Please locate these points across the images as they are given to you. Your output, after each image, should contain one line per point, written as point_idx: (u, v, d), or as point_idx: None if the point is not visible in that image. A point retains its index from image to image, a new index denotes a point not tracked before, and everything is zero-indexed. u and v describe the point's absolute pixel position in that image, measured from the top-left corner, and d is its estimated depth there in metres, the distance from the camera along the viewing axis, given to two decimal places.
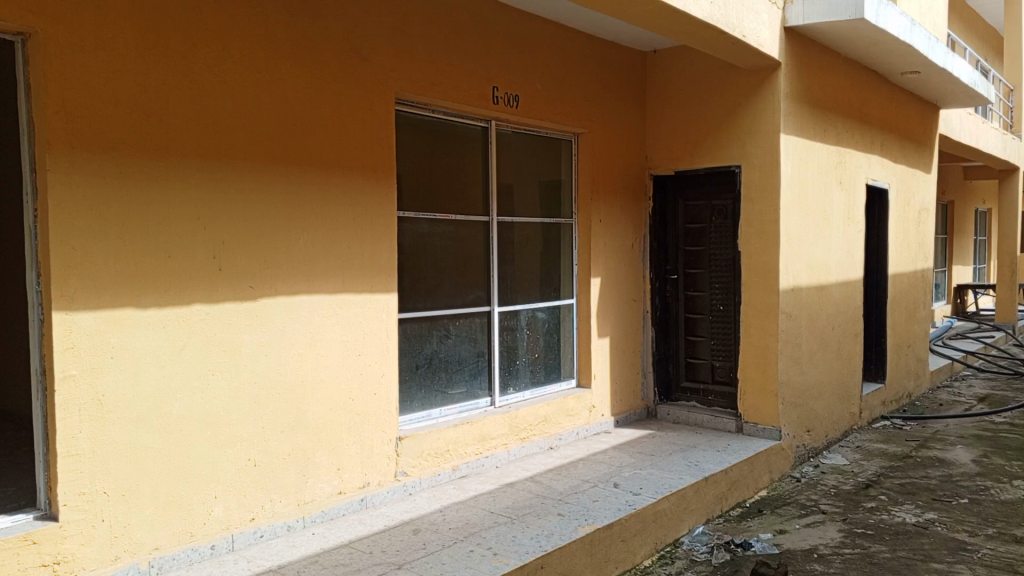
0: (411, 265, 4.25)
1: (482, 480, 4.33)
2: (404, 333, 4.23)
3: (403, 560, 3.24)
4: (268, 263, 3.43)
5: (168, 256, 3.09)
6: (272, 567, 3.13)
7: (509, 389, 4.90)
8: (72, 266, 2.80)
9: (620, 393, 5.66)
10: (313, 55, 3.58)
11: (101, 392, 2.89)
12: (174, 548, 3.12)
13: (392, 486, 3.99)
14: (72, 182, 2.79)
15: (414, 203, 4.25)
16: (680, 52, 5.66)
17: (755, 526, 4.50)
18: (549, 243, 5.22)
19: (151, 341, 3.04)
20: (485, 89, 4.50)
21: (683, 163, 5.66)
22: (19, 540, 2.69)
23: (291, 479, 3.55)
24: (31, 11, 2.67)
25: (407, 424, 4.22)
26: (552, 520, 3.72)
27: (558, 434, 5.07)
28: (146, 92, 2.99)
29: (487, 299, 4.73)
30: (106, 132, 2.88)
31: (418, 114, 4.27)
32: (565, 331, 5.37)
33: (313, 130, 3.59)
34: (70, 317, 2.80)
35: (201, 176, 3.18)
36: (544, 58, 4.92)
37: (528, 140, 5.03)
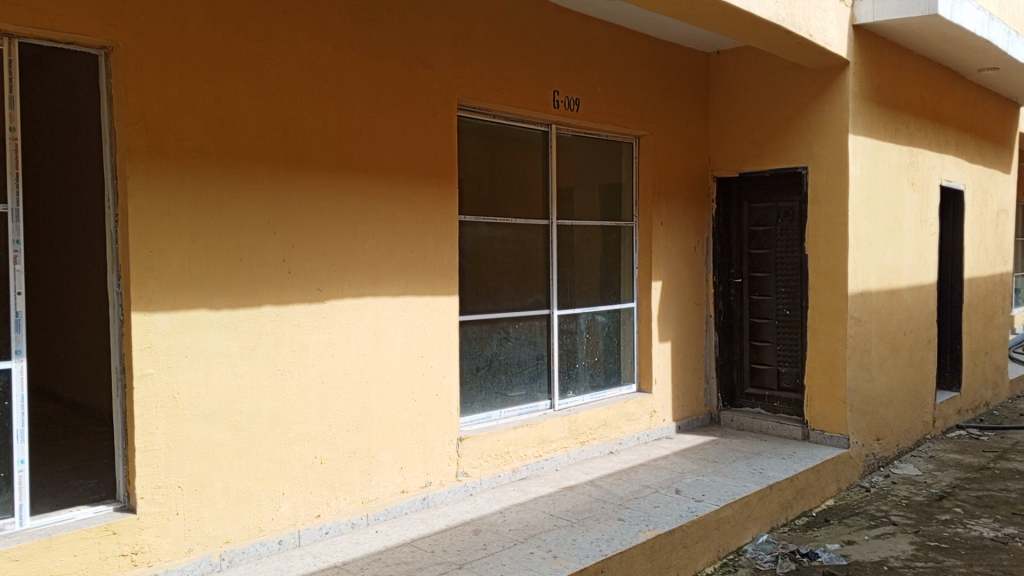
0: (471, 268, 4.30)
1: (541, 483, 4.35)
2: (465, 334, 4.29)
3: (463, 560, 3.28)
4: (334, 267, 3.53)
5: (240, 261, 3.21)
6: (337, 564, 3.22)
7: (568, 393, 4.91)
8: (150, 270, 2.95)
9: (682, 398, 5.60)
10: (378, 63, 3.66)
11: (176, 389, 3.02)
12: (244, 541, 3.24)
13: (453, 486, 4.04)
14: (150, 190, 2.93)
15: (475, 208, 4.30)
16: (745, 52, 5.56)
17: (822, 535, 4.39)
18: (609, 246, 5.21)
19: (223, 342, 3.16)
20: (545, 94, 4.53)
21: (749, 164, 5.56)
22: (100, 530, 2.84)
23: (355, 477, 3.64)
24: (113, 27, 2.82)
25: (468, 425, 4.27)
26: (612, 524, 3.72)
27: (618, 438, 5.04)
28: (219, 101, 3.12)
29: (547, 302, 4.75)
30: (182, 140, 3.02)
31: (479, 119, 4.32)
32: (626, 335, 5.34)
33: (378, 137, 3.67)
34: (148, 318, 2.94)
35: (270, 183, 3.29)
36: (605, 62, 4.91)
37: (588, 144, 5.03)
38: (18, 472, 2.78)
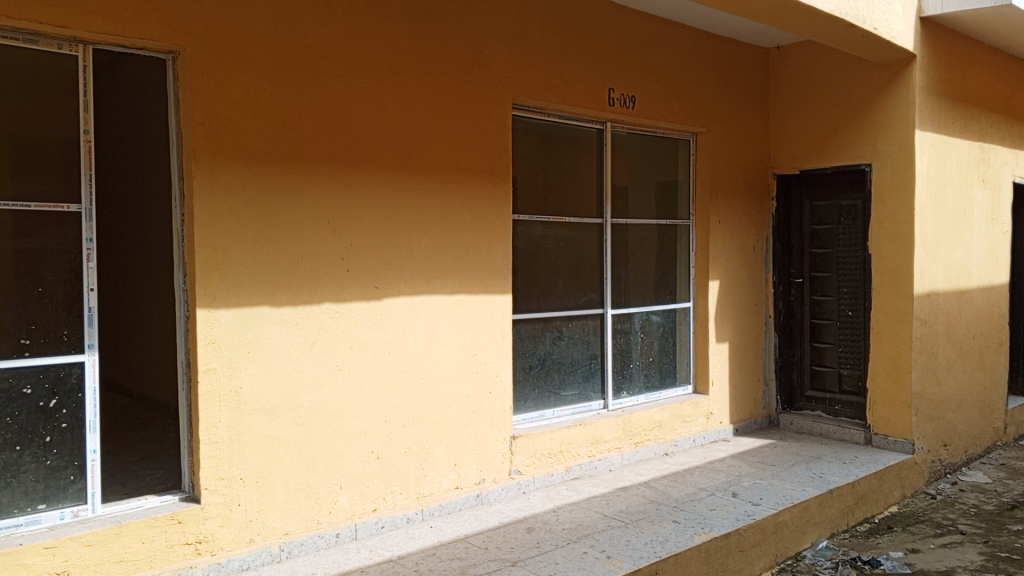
0: (525, 267, 4.31)
1: (595, 483, 4.33)
2: (519, 333, 4.30)
3: (517, 558, 3.30)
4: (391, 265, 3.58)
5: (300, 259, 3.28)
6: (393, 557, 3.27)
7: (622, 393, 4.88)
8: (214, 268, 3.04)
9: (740, 401, 5.51)
10: (434, 64, 3.70)
11: (239, 384, 3.11)
12: (302, 534, 3.31)
13: (507, 483, 4.06)
14: (215, 190, 3.02)
15: (529, 207, 4.31)
16: (807, 46, 5.43)
17: (885, 543, 4.26)
18: (665, 245, 5.16)
19: (283, 338, 3.24)
20: (601, 92, 4.50)
21: (810, 161, 5.43)
22: (167, 519, 2.94)
23: (411, 473, 3.68)
24: (180, 32, 2.92)
25: (521, 424, 4.28)
26: (667, 526, 3.68)
27: (674, 440, 4.98)
28: (279, 103, 3.19)
29: (601, 302, 4.73)
30: (245, 141, 3.10)
31: (534, 118, 4.32)
32: (681, 335, 5.28)
33: (434, 137, 3.71)
34: (212, 314, 3.04)
35: (330, 182, 3.35)
36: (661, 59, 4.86)
37: (644, 142, 5.00)
38: (91, 462, 2.90)
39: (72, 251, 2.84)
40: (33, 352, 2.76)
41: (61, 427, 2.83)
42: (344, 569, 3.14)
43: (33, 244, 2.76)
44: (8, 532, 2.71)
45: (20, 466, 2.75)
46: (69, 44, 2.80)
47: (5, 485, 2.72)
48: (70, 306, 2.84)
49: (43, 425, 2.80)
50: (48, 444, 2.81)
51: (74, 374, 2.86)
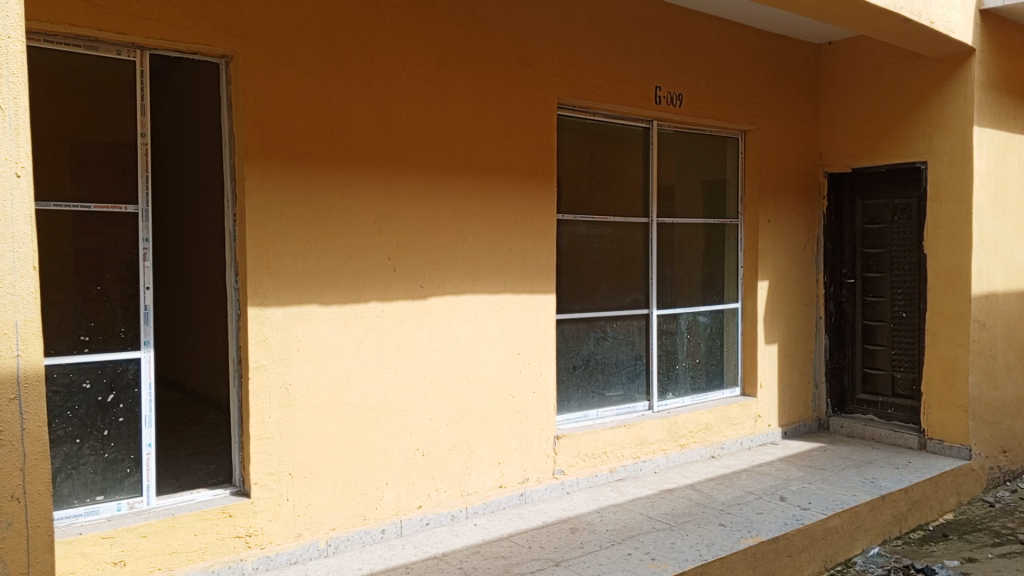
0: (569, 267, 4.31)
1: (639, 484, 4.30)
2: (562, 333, 4.30)
3: (560, 558, 3.29)
4: (437, 265, 3.61)
5: (348, 258, 3.33)
6: (437, 554, 3.29)
7: (668, 395, 4.84)
8: (265, 267, 3.10)
9: (789, 403, 5.41)
10: (480, 65, 3.71)
11: (288, 380, 3.17)
12: (349, 529, 3.36)
13: (551, 483, 4.06)
14: (266, 191, 3.09)
15: (573, 206, 4.31)
16: (859, 41, 5.31)
17: (940, 551, 4.15)
18: (712, 245, 5.10)
19: (331, 337, 3.29)
20: (647, 90, 4.47)
21: (862, 159, 5.31)
22: (218, 512, 3.02)
23: (455, 470, 3.70)
24: (232, 36, 2.98)
25: (565, 424, 4.28)
26: (713, 529, 3.64)
27: (720, 442, 4.92)
28: (328, 105, 3.24)
29: (646, 302, 4.70)
30: (295, 143, 3.15)
31: (580, 117, 4.31)
32: (729, 336, 5.21)
33: (480, 137, 3.73)
34: (263, 312, 3.10)
35: (377, 183, 3.39)
36: (709, 57, 4.81)
37: (690, 140, 4.94)
38: (146, 455, 2.98)
39: (129, 251, 2.93)
40: (92, 348, 2.86)
41: (118, 421, 2.92)
42: (389, 565, 3.18)
43: (93, 244, 2.85)
44: (68, 521, 2.81)
45: (79, 458, 2.84)
46: (127, 50, 2.88)
47: (66, 477, 2.81)
48: (126, 304, 2.93)
49: (101, 419, 2.89)
50: (106, 438, 2.90)
51: (130, 370, 2.95)
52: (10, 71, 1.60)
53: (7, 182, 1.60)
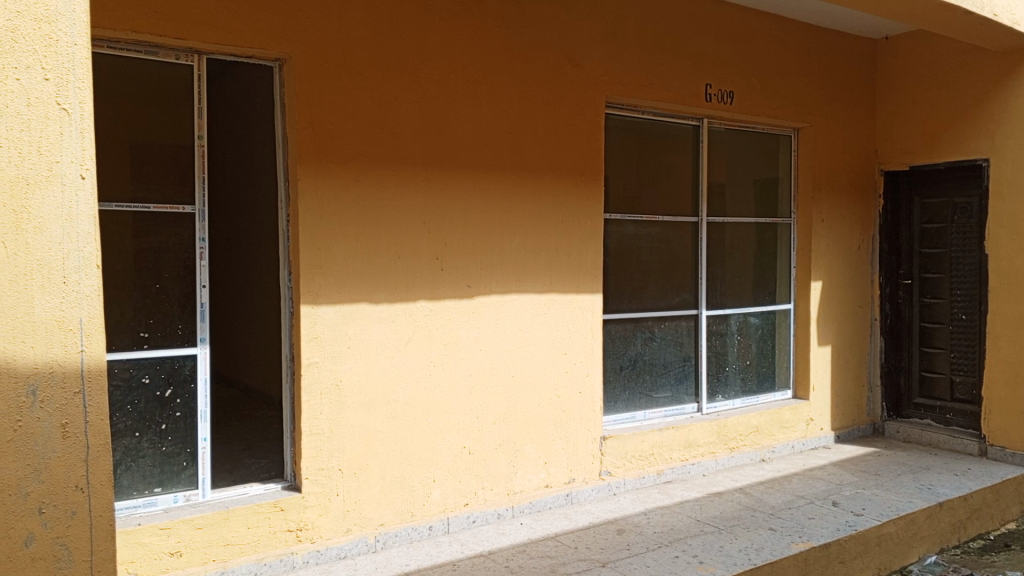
0: (617, 266, 4.29)
1: (688, 487, 4.26)
2: (609, 333, 4.28)
3: (607, 559, 3.28)
4: (484, 264, 3.63)
5: (397, 258, 3.37)
6: (484, 552, 3.32)
7: (717, 397, 4.78)
8: (318, 266, 3.16)
9: (842, 407, 5.29)
10: (528, 65, 3.72)
11: (339, 377, 3.22)
12: (397, 525, 3.40)
13: (597, 484, 4.04)
14: (318, 192, 3.14)
15: (620, 205, 4.28)
16: (918, 36, 5.17)
17: (1002, 562, 3.96)
18: (763, 245, 5.02)
19: (381, 335, 3.33)
20: (698, 88, 4.42)
21: (920, 157, 5.17)
22: (270, 506, 3.09)
23: (502, 469, 3.72)
24: (286, 40, 3.05)
25: (612, 425, 4.27)
26: (762, 533, 3.59)
27: (771, 446, 4.84)
28: (379, 107, 3.29)
29: (695, 302, 4.64)
30: (346, 145, 3.21)
31: (628, 116, 4.30)
32: (781, 338, 5.13)
33: (527, 137, 3.74)
34: (315, 310, 3.16)
35: (425, 184, 3.43)
36: (761, 54, 4.73)
37: (741, 138, 4.87)
38: (202, 449, 3.07)
39: (187, 250, 3.01)
40: (151, 345, 2.95)
41: (175, 415, 3.01)
42: (436, 562, 3.21)
43: (152, 243, 2.95)
44: (128, 512, 2.90)
45: (139, 451, 2.94)
46: (185, 54, 2.97)
47: (126, 468, 2.91)
48: (184, 302, 3.02)
49: (159, 413, 2.98)
50: (163, 432, 2.99)
51: (187, 366, 3.03)
52: (76, 77, 1.66)
53: (73, 184, 1.66)
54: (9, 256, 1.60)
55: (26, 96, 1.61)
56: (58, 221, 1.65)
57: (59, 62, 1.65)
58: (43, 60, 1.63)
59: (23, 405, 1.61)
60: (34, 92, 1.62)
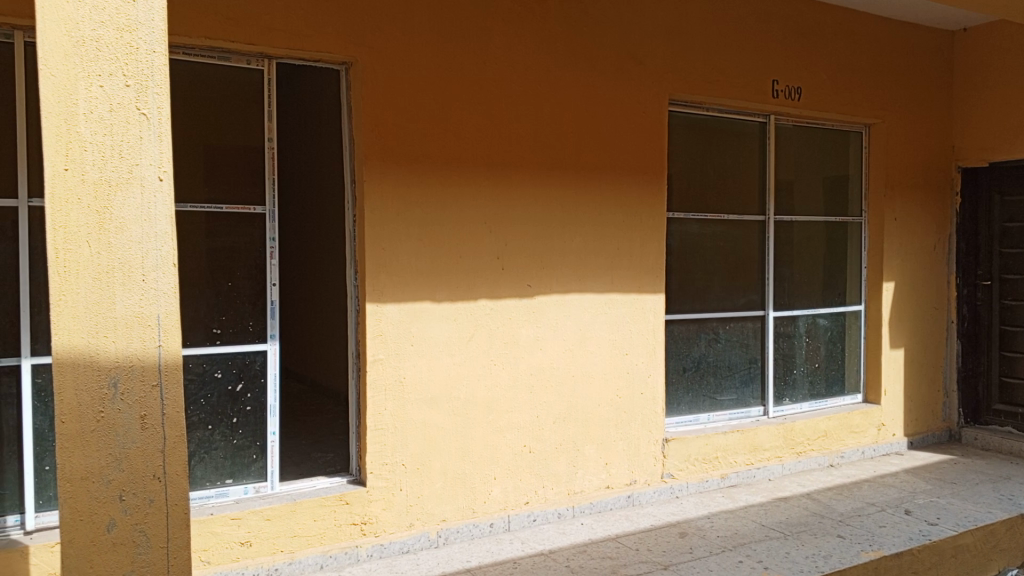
0: (680, 266, 4.24)
1: (752, 491, 4.18)
2: (672, 334, 4.24)
3: (669, 561, 3.26)
4: (545, 264, 3.63)
5: (459, 257, 3.41)
6: (544, 551, 3.33)
7: (784, 400, 4.67)
8: (382, 265, 3.22)
9: (916, 412, 5.11)
10: (591, 64, 3.72)
11: (402, 375, 3.28)
12: (459, 521, 3.44)
13: (659, 486, 4.00)
14: (383, 193, 3.20)
15: (684, 204, 4.24)
16: (998, 27, 4.95)
17: None
18: (833, 245, 4.89)
19: (443, 332, 3.37)
20: (764, 84, 4.33)
21: (1000, 153, 4.94)
22: (336, 500, 3.16)
23: (562, 469, 3.72)
24: (351, 44, 3.11)
25: (674, 427, 4.22)
26: (831, 541, 3.50)
27: (841, 451, 4.71)
28: (442, 109, 3.33)
29: (762, 303, 4.56)
30: (410, 146, 3.26)
31: (691, 113, 4.24)
32: (851, 340, 4.99)
33: (589, 136, 3.73)
34: (379, 309, 3.22)
35: (487, 184, 3.46)
36: (831, 49, 4.61)
37: (810, 135, 4.76)
38: (271, 443, 3.15)
39: (257, 249, 3.11)
40: (223, 340, 3.06)
41: (245, 409, 3.11)
42: (497, 559, 3.24)
43: (225, 242, 3.05)
44: (201, 502, 3.02)
45: (211, 443, 3.05)
46: (256, 59, 3.07)
47: (199, 460, 3.02)
48: (255, 300, 3.11)
49: (231, 407, 3.08)
50: (235, 425, 3.09)
51: (257, 362, 3.13)
52: (155, 83, 1.74)
53: (151, 185, 1.73)
54: (93, 255, 1.68)
55: (108, 102, 1.69)
56: (139, 221, 1.72)
57: (139, 69, 1.72)
58: (124, 68, 1.71)
59: (105, 396, 1.70)
60: (115, 98, 1.70)
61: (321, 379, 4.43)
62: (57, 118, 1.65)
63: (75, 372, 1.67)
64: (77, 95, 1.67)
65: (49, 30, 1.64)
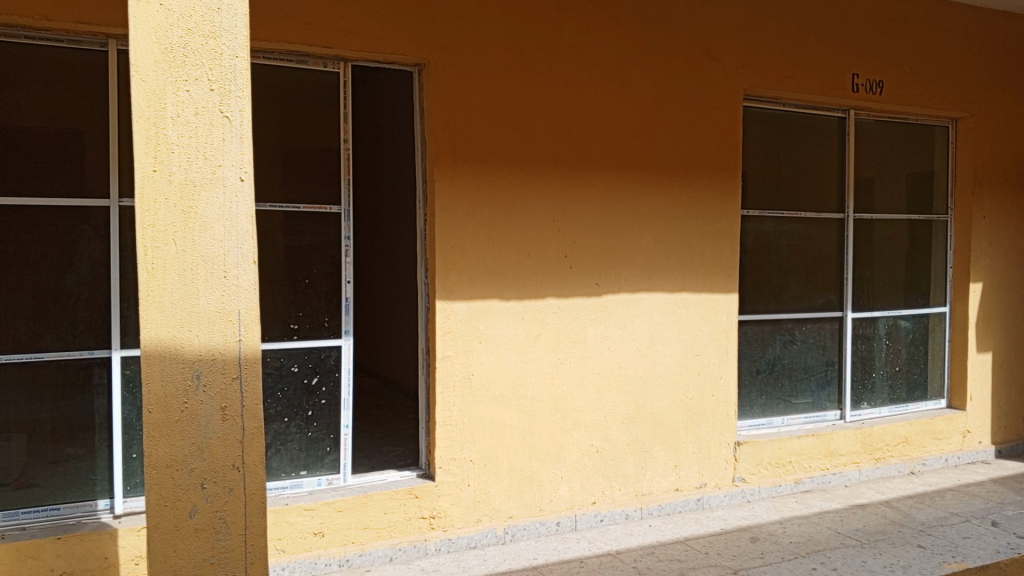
0: (753, 265, 4.15)
1: (828, 498, 4.06)
2: (745, 335, 4.16)
3: (739, 566, 3.20)
4: (613, 262, 3.61)
5: (527, 256, 3.42)
6: (611, 551, 3.32)
7: (863, 405, 4.53)
8: (451, 263, 3.26)
9: (1005, 420, 4.87)
10: (662, 61, 3.68)
11: (471, 371, 3.31)
12: (525, 518, 3.45)
13: (730, 490, 3.93)
14: (453, 191, 3.24)
15: (759, 201, 4.15)
16: None
17: None
18: (916, 244, 4.70)
19: (511, 330, 3.39)
20: (844, 78, 4.20)
21: None
22: (406, 493, 3.22)
23: (630, 470, 3.70)
24: (424, 46, 3.16)
25: (747, 430, 4.14)
26: (911, 551, 3.38)
27: (922, 458, 4.53)
28: (513, 108, 3.35)
29: (840, 304, 4.42)
30: (480, 145, 3.29)
31: (767, 108, 4.15)
32: (935, 343, 4.79)
33: (660, 134, 3.69)
34: (449, 306, 3.26)
35: (556, 182, 3.46)
36: (915, 41, 4.44)
37: (892, 130, 4.59)
38: (345, 435, 3.23)
39: (333, 247, 3.19)
40: (300, 335, 3.15)
41: (321, 403, 3.20)
42: (564, 557, 3.24)
43: (302, 241, 3.14)
44: (277, 492, 3.12)
45: (287, 435, 3.14)
46: (332, 62, 3.14)
47: (276, 451, 3.12)
48: (330, 296, 3.20)
49: (306, 400, 3.17)
50: (310, 418, 3.18)
51: (332, 356, 3.21)
52: (237, 86, 1.80)
53: (233, 185, 1.80)
54: (178, 252, 1.76)
55: (194, 106, 1.77)
56: (221, 219, 1.80)
57: (223, 73, 1.79)
58: (209, 72, 1.78)
59: (189, 387, 1.78)
60: (200, 102, 1.77)
61: (394, 376, 4.52)
62: (146, 121, 1.73)
63: (162, 364, 1.75)
64: (166, 99, 1.75)
65: (139, 37, 1.73)
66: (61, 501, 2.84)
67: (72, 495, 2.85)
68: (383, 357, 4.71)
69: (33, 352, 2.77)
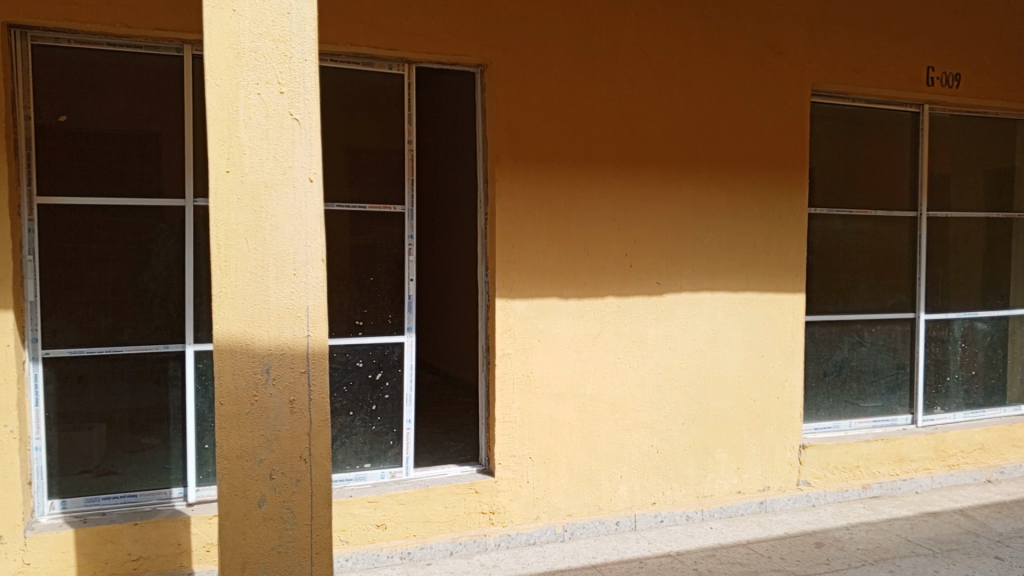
0: (820, 264, 4.06)
1: (898, 504, 3.95)
2: (811, 335, 4.07)
3: (803, 571, 3.14)
4: (675, 261, 3.58)
5: (588, 254, 3.42)
6: (671, 553, 3.29)
7: (935, 409, 4.38)
8: (512, 262, 3.28)
9: None
10: (726, 57, 3.63)
11: (531, 369, 3.33)
12: (584, 517, 3.46)
13: (795, 494, 3.86)
14: (514, 190, 3.26)
15: (826, 198, 4.06)
16: None
17: None
18: (994, 243, 4.52)
19: (571, 329, 3.40)
20: (917, 71, 4.07)
21: None
22: (466, 488, 3.26)
23: (691, 471, 3.66)
24: (487, 46, 3.20)
25: (812, 433, 4.06)
26: (986, 562, 3.25)
27: (999, 466, 4.35)
28: (574, 107, 3.35)
29: (912, 305, 4.29)
30: (540, 144, 3.30)
31: (835, 104, 4.05)
32: (1014, 347, 4.59)
33: (724, 131, 3.64)
34: (509, 304, 3.28)
35: (618, 181, 3.45)
36: (994, 32, 4.26)
37: (969, 124, 4.42)
38: (407, 430, 3.29)
39: (396, 246, 3.26)
40: (364, 332, 3.22)
41: (384, 397, 3.26)
42: (623, 557, 3.24)
43: (367, 239, 3.21)
44: (342, 484, 3.20)
45: (352, 428, 3.22)
46: (397, 64, 3.20)
47: (341, 444, 3.20)
48: (393, 294, 3.26)
49: (370, 394, 3.25)
50: (373, 412, 3.25)
51: (395, 353, 3.27)
52: (305, 90, 1.86)
53: (302, 186, 1.86)
54: (250, 251, 1.82)
55: (265, 109, 1.83)
56: (291, 219, 1.86)
57: (293, 77, 1.85)
58: (279, 76, 1.84)
59: (259, 381, 1.84)
60: (271, 105, 1.84)
61: (455, 373, 4.57)
62: (220, 124, 1.81)
63: (233, 357, 1.82)
64: (238, 103, 1.82)
65: (214, 44, 1.80)
66: (138, 488, 2.97)
67: (148, 483, 2.98)
68: (446, 354, 4.77)
69: (113, 346, 2.91)
